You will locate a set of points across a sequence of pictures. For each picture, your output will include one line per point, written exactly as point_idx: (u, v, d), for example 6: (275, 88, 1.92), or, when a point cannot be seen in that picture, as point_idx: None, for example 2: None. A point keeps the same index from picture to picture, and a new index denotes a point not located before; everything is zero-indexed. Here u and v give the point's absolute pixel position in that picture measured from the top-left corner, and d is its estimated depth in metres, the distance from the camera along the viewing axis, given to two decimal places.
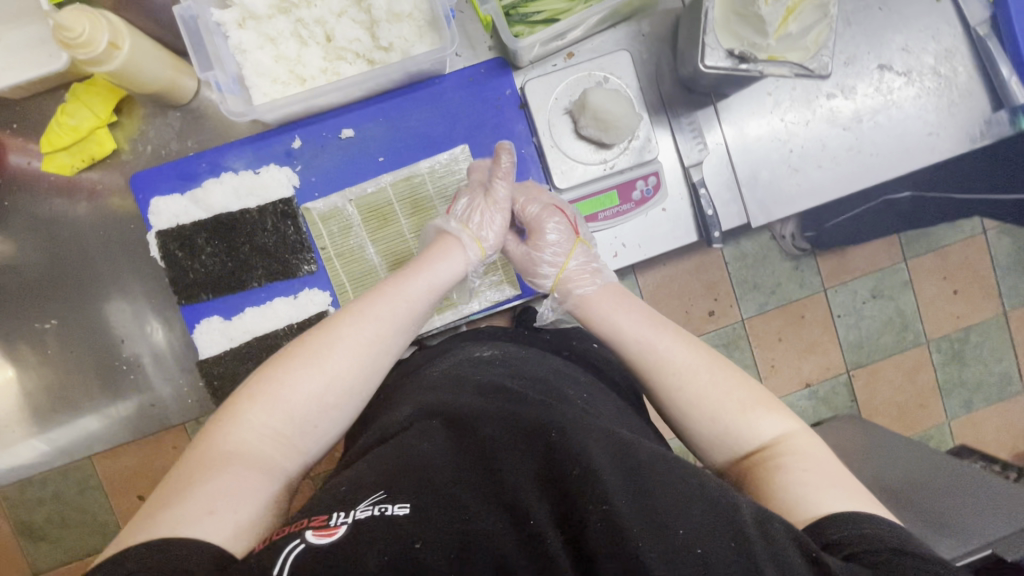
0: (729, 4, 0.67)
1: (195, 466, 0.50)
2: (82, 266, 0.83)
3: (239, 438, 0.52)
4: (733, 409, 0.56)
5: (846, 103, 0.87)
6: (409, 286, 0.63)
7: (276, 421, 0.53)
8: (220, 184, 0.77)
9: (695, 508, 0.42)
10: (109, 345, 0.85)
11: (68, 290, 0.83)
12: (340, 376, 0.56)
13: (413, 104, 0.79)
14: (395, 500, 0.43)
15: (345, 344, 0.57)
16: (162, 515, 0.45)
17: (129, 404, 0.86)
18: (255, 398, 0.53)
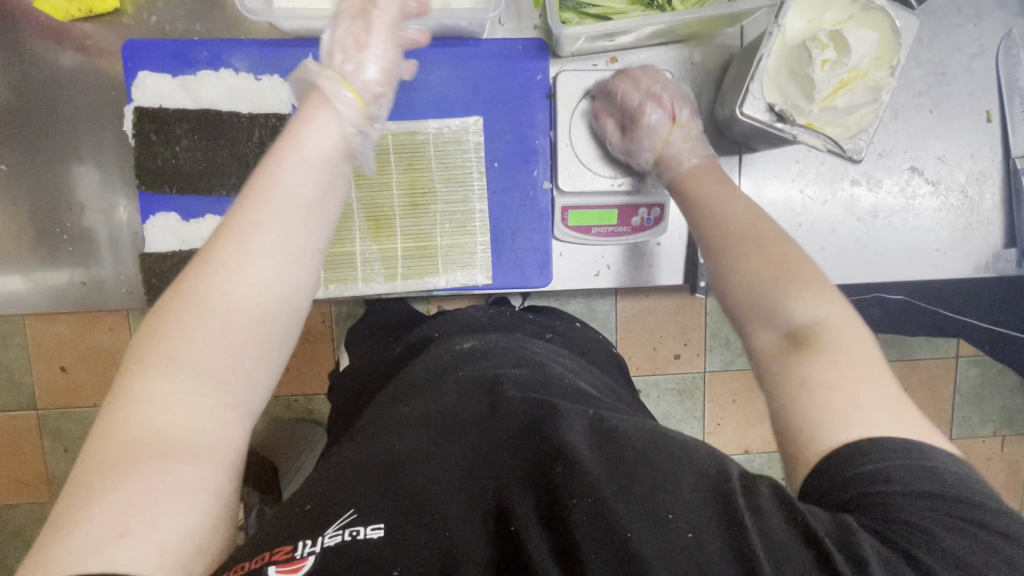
0: (784, 59, 0.64)
1: (95, 471, 0.39)
2: (52, 119, 0.77)
3: (147, 413, 0.42)
4: (778, 288, 0.51)
5: (868, 194, 0.84)
6: (298, 174, 0.52)
7: (185, 379, 0.43)
8: (216, 79, 0.72)
9: (688, 487, 0.38)
10: (56, 207, 0.79)
11: (24, 138, 0.78)
12: (239, 305, 0.46)
13: (440, 59, 0.75)
14: (368, 522, 0.37)
15: (239, 234, 0.48)
16: (58, 547, 0.36)
17: (63, 276, 0.81)
18: (155, 355, 0.44)
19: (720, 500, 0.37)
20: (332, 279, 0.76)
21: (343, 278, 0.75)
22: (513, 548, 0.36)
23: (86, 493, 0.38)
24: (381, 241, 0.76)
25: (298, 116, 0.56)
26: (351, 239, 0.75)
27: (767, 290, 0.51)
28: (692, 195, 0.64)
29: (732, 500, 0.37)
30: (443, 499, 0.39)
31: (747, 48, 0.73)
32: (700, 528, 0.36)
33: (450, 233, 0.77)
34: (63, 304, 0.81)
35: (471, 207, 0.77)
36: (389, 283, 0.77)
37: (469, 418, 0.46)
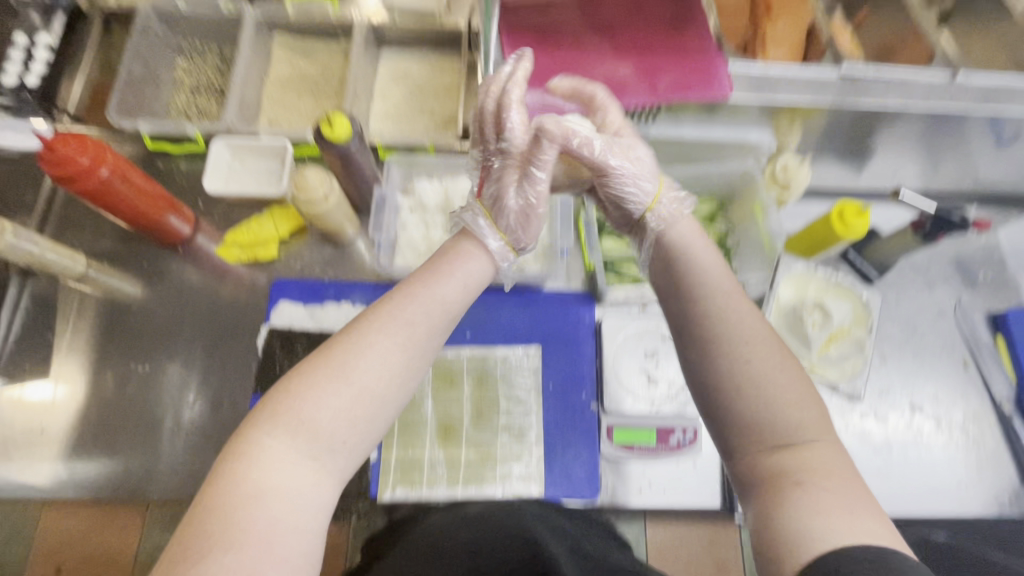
0: (783, 318, 0.82)
1: (211, 518, 0.49)
2: (167, 330, 0.97)
3: (262, 476, 0.51)
4: (792, 398, 0.56)
5: (877, 426, 0.95)
6: (444, 291, 0.62)
7: (295, 441, 0.53)
8: (337, 310, 0.94)
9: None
10: (172, 402, 0.93)
11: (140, 343, 0.96)
12: (363, 400, 0.55)
13: (509, 302, 0.96)
14: None
15: (349, 356, 0.56)
16: None
17: (155, 464, 0.89)
18: (276, 426, 0.53)
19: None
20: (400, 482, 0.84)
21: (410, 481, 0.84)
22: None
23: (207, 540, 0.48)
24: (449, 448, 0.86)
25: (452, 254, 0.65)
26: (422, 444, 0.86)
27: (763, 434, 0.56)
28: (691, 278, 0.63)
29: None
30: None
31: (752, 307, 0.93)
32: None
33: (508, 443, 0.87)
34: (147, 491, 0.88)
35: (527, 420, 0.89)
36: (451, 489, 0.84)
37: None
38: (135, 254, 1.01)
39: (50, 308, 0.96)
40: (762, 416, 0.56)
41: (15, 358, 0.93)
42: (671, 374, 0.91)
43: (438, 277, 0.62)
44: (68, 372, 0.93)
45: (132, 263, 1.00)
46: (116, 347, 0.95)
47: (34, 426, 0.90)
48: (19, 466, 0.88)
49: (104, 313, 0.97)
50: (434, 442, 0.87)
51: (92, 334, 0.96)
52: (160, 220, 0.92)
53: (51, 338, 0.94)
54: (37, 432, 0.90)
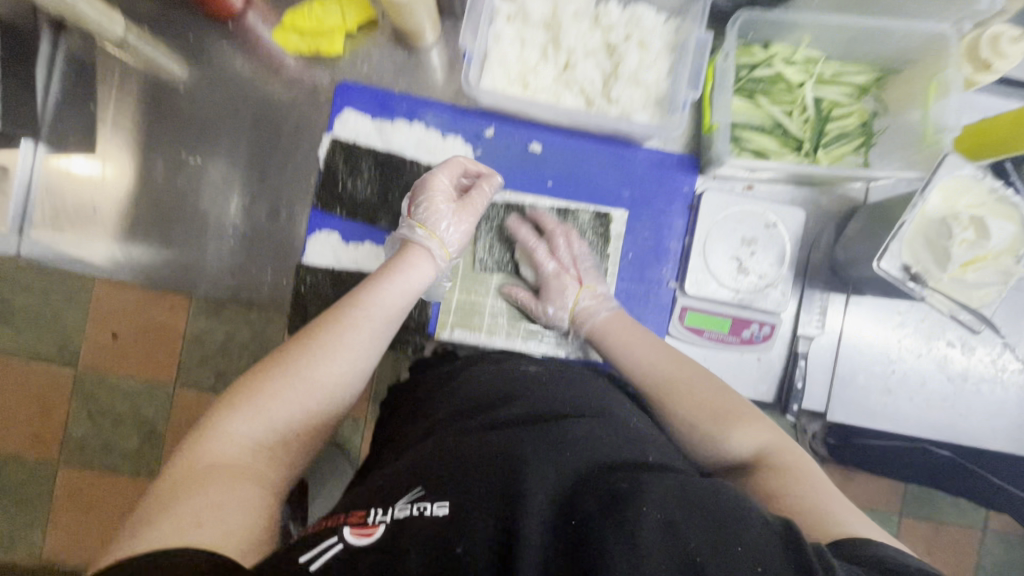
0: (922, 228, 0.70)
1: (175, 484, 0.47)
2: (195, 120, 0.86)
3: (226, 444, 0.50)
4: (713, 389, 0.65)
5: (961, 356, 0.89)
6: (393, 295, 0.67)
7: (255, 433, 0.53)
8: (408, 129, 0.82)
9: (754, 528, 0.39)
10: (223, 200, 0.86)
11: (170, 129, 0.85)
12: (323, 389, 0.57)
13: (601, 153, 0.84)
14: (434, 500, 0.41)
15: (314, 352, 0.58)
16: (151, 529, 0.42)
17: (209, 262, 0.86)
18: (236, 408, 0.53)
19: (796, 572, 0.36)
20: (458, 324, 0.82)
21: (470, 325, 0.82)
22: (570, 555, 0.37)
23: (173, 497, 0.46)
24: (513, 300, 0.83)
25: (391, 264, 0.70)
26: (485, 292, 0.83)
27: (651, 391, 0.67)
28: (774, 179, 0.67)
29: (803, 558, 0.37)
30: (512, 498, 0.39)
31: (878, 207, 0.82)
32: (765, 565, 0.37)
33: None
34: (192, 286, 0.87)
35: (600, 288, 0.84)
36: (511, 340, 0.82)
37: (534, 425, 0.49)
38: (178, 24, 0.85)
39: (89, 75, 0.84)
40: (721, 391, 0.65)
41: (58, 127, 0.85)
42: (764, 267, 0.82)
43: (391, 275, 0.69)
44: (113, 150, 0.85)
45: (174, 34, 0.85)
46: (161, 130, 0.86)
47: (86, 202, 0.85)
48: (76, 241, 0.86)
49: (147, 91, 0.85)
50: (500, 291, 0.83)
51: (137, 114, 0.85)
52: None
53: (93, 110, 0.85)
54: (89, 210, 0.85)
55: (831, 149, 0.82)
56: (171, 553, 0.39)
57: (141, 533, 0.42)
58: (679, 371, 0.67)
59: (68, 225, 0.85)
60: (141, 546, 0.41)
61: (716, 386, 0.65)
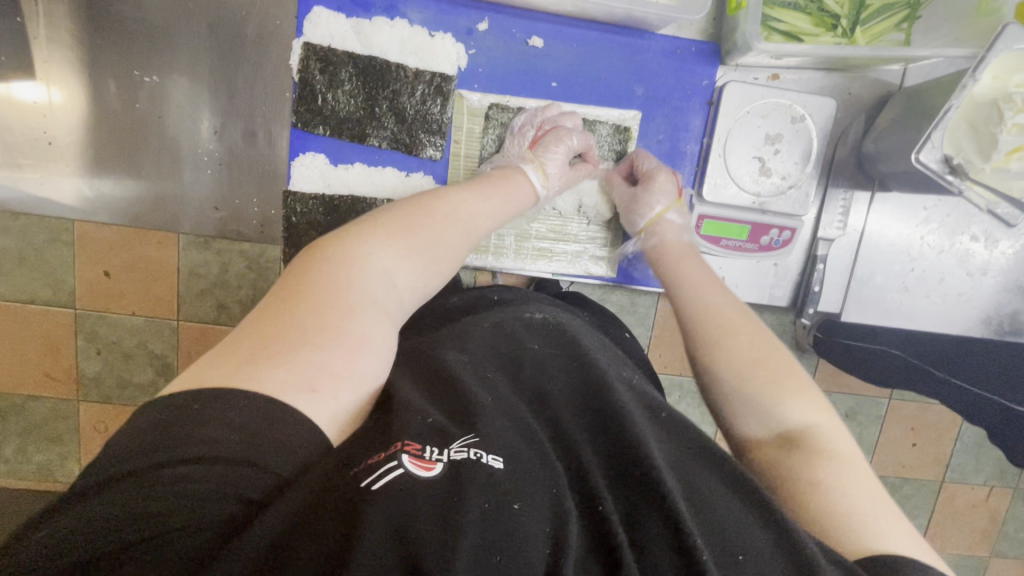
0: (968, 114, 0.65)
1: (306, 310, 0.45)
2: (142, 29, 0.74)
3: (358, 284, 0.48)
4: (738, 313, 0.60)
5: (984, 251, 0.86)
6: (512, 190, 0.67)
7: (390, 267, 0.52)
8: (390, 27, 0.71)
9: (758, 534, 0.39)
10: (192, 124, 0.77)
11: (115, 42, 0.74)
12: (443, 258, 0.57)
13: (611, 46, 0.74)
14: (489, 450, 0.39)
15: (448, 213, 0.59)
16: (258, 372, 0.40)
17: (188, 196, 0.79)
18: (377, 240, 0.52)
19: None
20: None
21: (476, 248, 0.79)
22: (592, 525, 0.38)
23: (296, 334, 0.43)
24: (520, 219, 0.79)
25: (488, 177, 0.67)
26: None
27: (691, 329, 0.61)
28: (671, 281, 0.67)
29: (802, 557, 0.38)
30: (554, 476, 0.39)
31: (915, 92, 0.74)
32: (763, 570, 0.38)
33: (584, 228, 0.81)
34: (174, 223, 0.81)
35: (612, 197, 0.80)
36: (519, 261, 0.81)
37: (572, 386, 0.49)
38: None
39: None
40: (723, 301, 0.62)
41: None
42: (787, 166, 0.77)
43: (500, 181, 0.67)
44: (55, 71, 0.74)
45: None
46: (105, 44, 0.74)
47: (39, 135, 0.76)
48: (40, 180, 0.78)
49: None
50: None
51: (75, 26, 0.73)
52: None
53: (22, 23, 0.72)
54: (44, 144, 0.77)
55: (869, 26, 0.73)
56: (275, 433, 0.38)
57: (256, 370, 0.40)
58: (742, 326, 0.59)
59: (27, 163, 0.77)
60: (263, 388, 0.39)
61: (764, 337, 0.58)
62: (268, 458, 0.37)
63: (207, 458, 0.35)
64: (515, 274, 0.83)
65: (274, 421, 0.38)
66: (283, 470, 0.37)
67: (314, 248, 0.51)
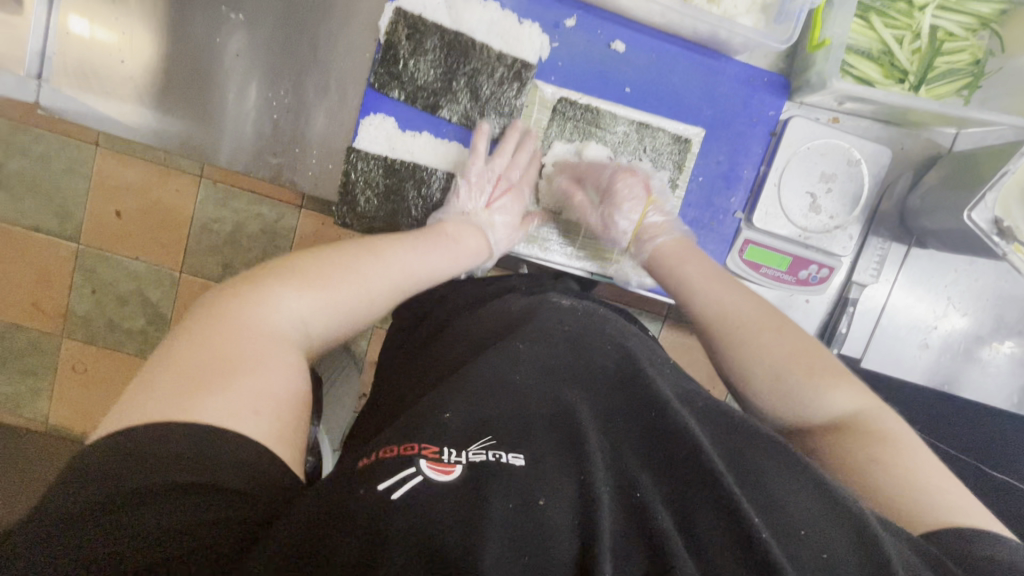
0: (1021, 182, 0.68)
1: (225, 347, 0.45)
2: None
3: (275, 322, 0.49)
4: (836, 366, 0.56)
5: (1010, 320, 0.88)
6: (464, 240, 0.72)
7: (303, 308, 0.52)
8: (481, 7, 0.72)
9: (810, 506, 0.39)
10: (265, 70, 0.77)
11: None
12: (378, 294, 0.60)
13: (688, 63, 0.77)
14: (508, 449, 0.40)
15: (378, 260, 0.61)
16: (191, 404, 0.40)
17: (246, 138, 0.79)
18: (294, 283, 0.53)
19: (859, 547, 0.37)
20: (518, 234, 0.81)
21: (532, 236, 0.81)
22: (632, 510, 0.38)
23: (221, 365, 0.43)
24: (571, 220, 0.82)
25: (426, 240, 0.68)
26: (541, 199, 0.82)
27: (709, 319, 0.64)
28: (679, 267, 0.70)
29: (868, 535, 0.37)
30: (581, 459, 0.39)
31: (967, 156, 0.78)
32: (830, 547, 0.37)
33: None
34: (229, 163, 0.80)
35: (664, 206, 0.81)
36: (566, 256, 0.82)
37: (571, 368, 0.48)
38: None
39: None
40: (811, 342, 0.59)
41: None
42: (836, 206, 0.79)
43: (437, 247, 0.68)
44: None
45: None
46: None
47: (110, 52, 0.76)
48: (99, 96, 0.77)
49: None
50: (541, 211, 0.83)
51: None
52: None
53: None
54: (113, 63, 0.76)
55: (933, 87, 0.76)
56: (231, 454, 0.39)
57: (191, 403, 0.40)
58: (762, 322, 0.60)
59: (91, 77, 0.76)
60: (199, 417, 0.40)
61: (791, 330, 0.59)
62: (229, 476, 0.38)
63: (173, 487, 0.36)
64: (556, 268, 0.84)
65: (218, 449, 0.39)
66: (237, 484, 0.38)
67: (227, 292, 0.51)
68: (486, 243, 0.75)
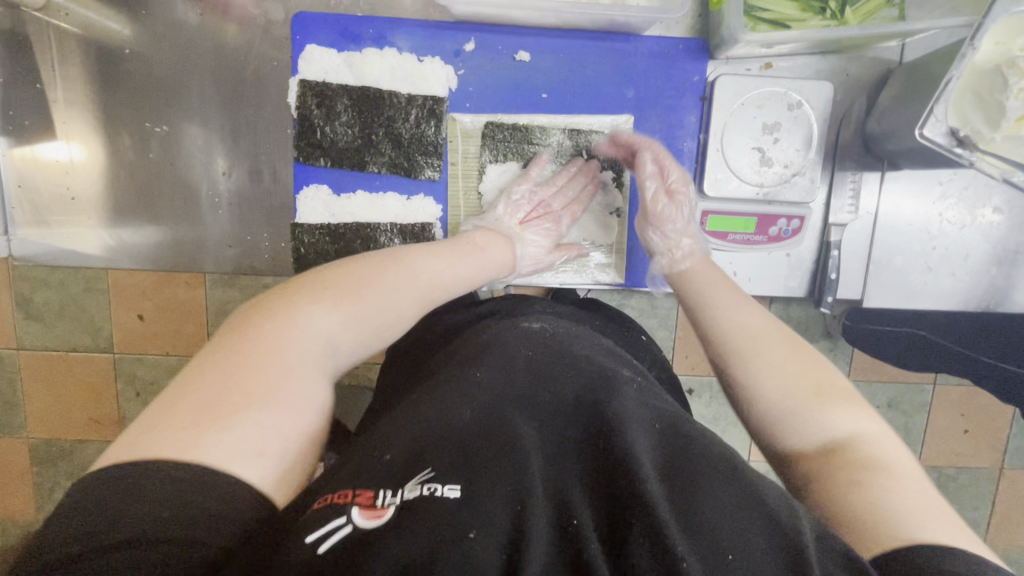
0: (971, 83, 0.63)
1: (251, 366, 0.44)
2: (151, 83, 0.78)
3: (306, 344, 0.48)
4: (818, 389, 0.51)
5: (1006, 222, 0.82)
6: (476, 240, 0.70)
7: (334, 323, 0.52)
8: (380, 57, 0.73)
9: (750, 529, 0.37)
10: (198, 169, 0.80)
11: (125, 97, 0.79)
12: (405, 308, 0.58)
13: (597, 52, 0.75)
14: (445, 481, 0.38)
15: (403, 273, 0.60)
16: (203, 439, 0.39)
17: (199, 236, 0.83)
18: (324, 304, 0.52)
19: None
20: None
21: None
22: (565, 545, 0.36)
23: (239, 400, 0.42)
24: None
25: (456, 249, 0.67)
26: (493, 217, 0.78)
27: (716, 347, 0.59)
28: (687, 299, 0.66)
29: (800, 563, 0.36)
30: (519, 493, 0.38)
31: (917, 66, 0.72)
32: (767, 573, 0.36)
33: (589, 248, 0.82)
34: (192, 263, 0.84)
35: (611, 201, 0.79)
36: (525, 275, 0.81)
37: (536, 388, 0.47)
38: None
39: (28, 48, 0.77)
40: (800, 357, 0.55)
41: (12, 113, 0.78)
42: (788, 154, 0.76)
43: (454, 255, 0.66)
44: (73, 129, 0.79)
45: None
46: (117, 100, 0.79)
47: (61, 190, 0.81)
48: (64, 231, 0.83)
49: (93, 57, 0.78)
50: None
51: (88, 86, 0.78)
52: None
53: (42, 89, 0.78)
54: (67, 199, 0.81)
55: (859, 6, 0.72)
56: (222, 491, 0.37)
57: (199, 439, 0.39)
58: (756, 333, 0.57)
59: (53, 217, 0.82)
60: (205, 457, 0.38)
61: (791, 342, 0.56)
62: (209, 534, 0.35)
63: (160, 538, 0.34)
64: (526, 285, 0.83)
65: (215, 488, 0.37)
66: (221, 540, 0.35)
67: (263, 308, 0.51)
68: (513, 256, 0.74)
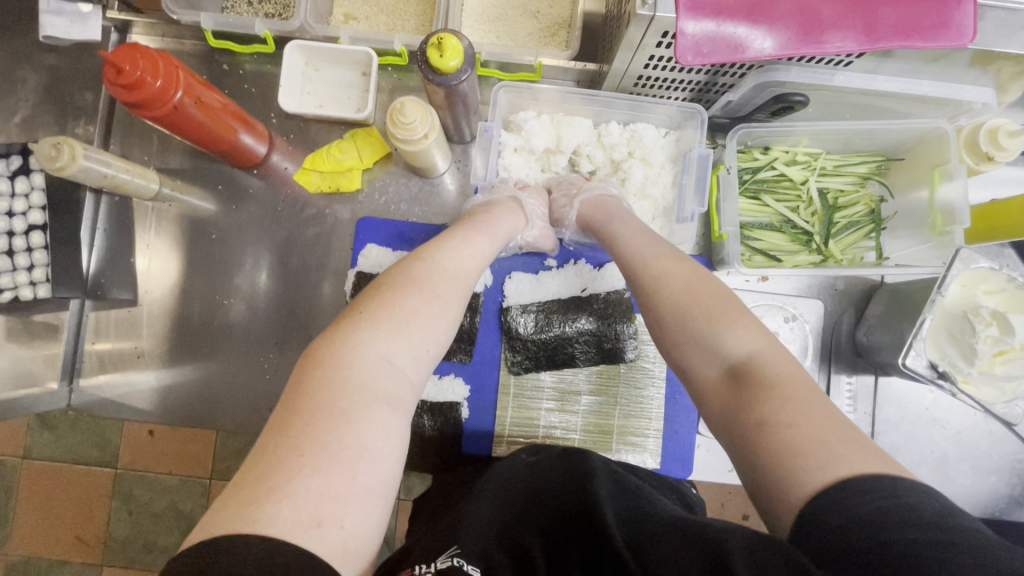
0: (945, 322, 0.71)
1: (311, 423, 0.45)
2: (226, 260, 0.91)
3: (365, 376, 0.49)
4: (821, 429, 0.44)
5: (1001, 429, 0.87)
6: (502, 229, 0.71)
7: (385, 355, 0.52)
8: None
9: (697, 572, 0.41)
10: (253, 333, 0.90)
11: (202, 270, 0.91)
12: (445, 317, 0.58)
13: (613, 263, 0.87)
14: (469, 559, 0.45)
15: (447, 280, 0.60)
16: (265, 509, 0.40)
17: (240, 393, 0.89)
18: (372, 331, 0.52)
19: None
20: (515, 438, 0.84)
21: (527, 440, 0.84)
22: None
23: (299, 458, 0.43)
24: (565, 410, 0.84)
25: (491, 216, 0.71)
26: (538, 409, 0.84)
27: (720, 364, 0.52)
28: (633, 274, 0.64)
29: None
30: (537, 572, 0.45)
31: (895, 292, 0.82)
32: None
33: (625, 419, 0.84)
34: (221, 417, 0.88)
35: (638, 378, 0.85)
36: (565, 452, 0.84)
37: (533, 492, 0.56)
38: (210, 173, 0.92)
39: (130, 227, 0.91)
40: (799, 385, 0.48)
41: (103, 281, 0.90)
42: None
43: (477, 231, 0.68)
44: (153, 294, 0.90)
45: (206, 181, 0.92)
46: (196, 273, 0.91)
47: (128, 344, 0.90)
48: (118, 379, 0.89)
49: (183, 239, 0.91)
50: (557, 407, 0.85)
51: (174, 261, 0.91)
52: (234, 142, 0.81)
53: (134, 261, 0.90)
54: (130, 351, 0.90)
55: (840, 239, 0.84)
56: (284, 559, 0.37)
57: (262, 511, 0.40)
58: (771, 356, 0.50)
59: (112, 364, 0.89)
60: (267, 529, 0.39)
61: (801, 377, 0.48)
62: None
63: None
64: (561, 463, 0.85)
65: (290, 554, 0.38)
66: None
67: (315, 349, 0.51)
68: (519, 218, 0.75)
